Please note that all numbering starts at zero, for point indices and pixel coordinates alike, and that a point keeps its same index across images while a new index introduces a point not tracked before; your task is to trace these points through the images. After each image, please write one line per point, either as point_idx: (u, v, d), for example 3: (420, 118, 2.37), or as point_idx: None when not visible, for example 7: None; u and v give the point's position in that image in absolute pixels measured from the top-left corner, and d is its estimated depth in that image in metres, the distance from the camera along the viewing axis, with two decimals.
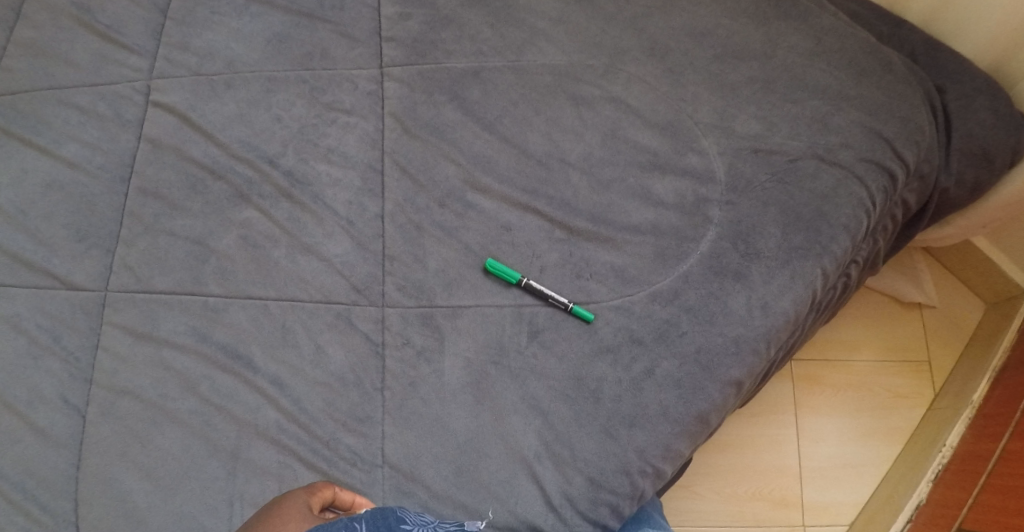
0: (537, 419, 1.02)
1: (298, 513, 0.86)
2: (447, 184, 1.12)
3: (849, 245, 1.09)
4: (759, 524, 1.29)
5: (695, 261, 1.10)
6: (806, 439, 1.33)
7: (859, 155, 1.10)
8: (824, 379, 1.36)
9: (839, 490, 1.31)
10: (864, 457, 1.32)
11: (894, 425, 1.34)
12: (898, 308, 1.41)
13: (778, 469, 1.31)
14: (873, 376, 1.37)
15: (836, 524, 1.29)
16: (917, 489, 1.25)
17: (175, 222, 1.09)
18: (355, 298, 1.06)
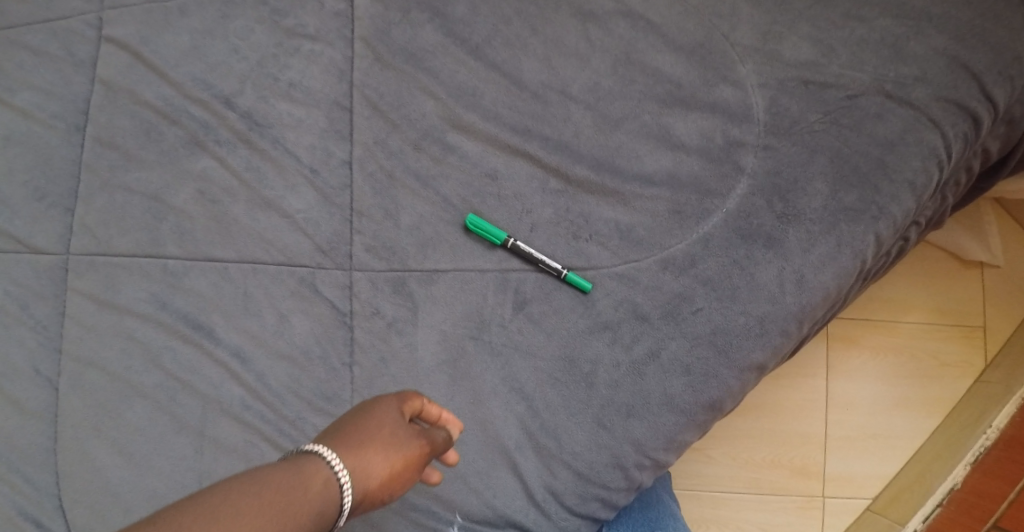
0: (520, 404, 0.90)
1: (389, 421, 0.66)
2: (425, 122, 0.96)
3: (911, 206, 0.88)
4: (775, 492, 1.19)
5: (718, 223, 0.92)
6: (835, 407, 1.19)
7: (935, 94, 0.87)
8: (863, 341, 1.20)
9: (865, 461, 1.19)
10: (899, 429, 1.19)
11: (936, 396, 1.19)
12: (954, 264, 1.21)
13: (801, 437, 1.19)
14: (920, 341, 1.20)
15: (858, 498, 1.18)
16: (952, 473, 1.13)
17: (133, 175, 0.98)
18: (320, 261, 0.94)
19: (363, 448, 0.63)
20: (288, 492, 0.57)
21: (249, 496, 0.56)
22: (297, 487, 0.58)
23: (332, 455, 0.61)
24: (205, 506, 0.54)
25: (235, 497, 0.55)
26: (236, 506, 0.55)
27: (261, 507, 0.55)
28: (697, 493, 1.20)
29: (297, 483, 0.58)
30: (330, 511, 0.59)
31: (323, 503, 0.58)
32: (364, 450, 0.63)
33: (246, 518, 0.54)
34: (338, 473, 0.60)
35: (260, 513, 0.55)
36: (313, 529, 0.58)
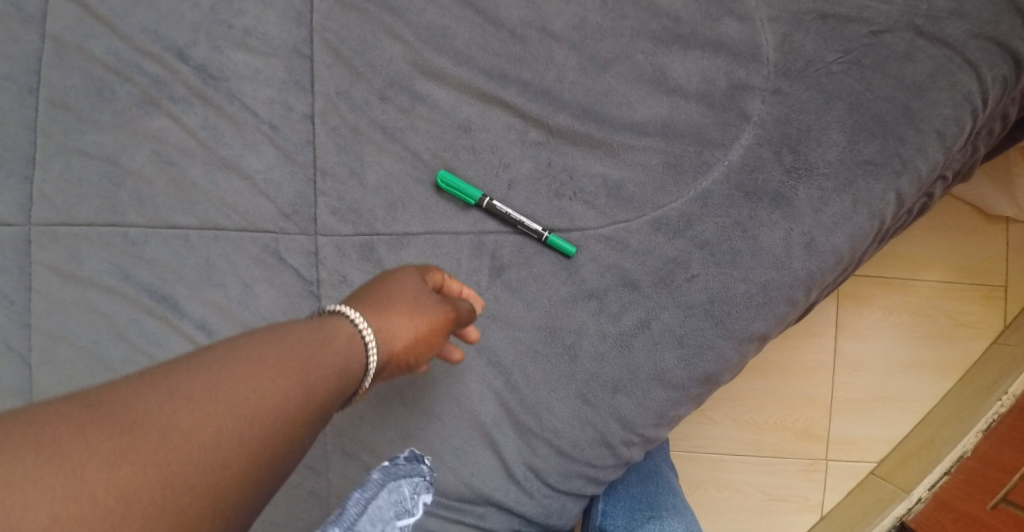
0: (498, 379, 0.83)
1: (412, 290, 0.66)
2: (391, 69, 0.87)
3: (938, 160, 0.79)
4: (776, 455, 1.15)
5: (719, 178, 0.82)
6: (842, 368, 1.15)
7: (972, 30, 0.78)
8: (875, 299, 1.15)
9: (873, 424, 1.15)
10: (909, 391, 1.15)
11: (949, 357, 1.15)
12: (979, 219, 1.14)
13: (806, 399, 1.15)
14: (936, 300, 1.15)
15: (863, 462, 1.15)
16: (963, 440, 1.09)
17: (88, 138, 0.91)
18: (284, 226, 0.87)
19: (387, 311, 0.62)
20: (312, 345, 0.55)
21: (272, 343, 0.53)
22: (321, 341, 0.56)
23: (356, 314, 0.60)
24: (228, 347, 0.52)
25: (258, 341, 0.53)
26: (258, 351, 0.52)
27: (287, 354, 0.53)
28: (696, 455, 1.16)
29: (322, 336, 0.56)
30: (356, 368, 0.57)
31: (349, 359, 0.57)
32: (388, 313, 0.62)
33: (269, 361, 0.52)
34: (363, 330, 0.59)
35: (284, 359, 0.53)
36: (340, 382, 0.56)
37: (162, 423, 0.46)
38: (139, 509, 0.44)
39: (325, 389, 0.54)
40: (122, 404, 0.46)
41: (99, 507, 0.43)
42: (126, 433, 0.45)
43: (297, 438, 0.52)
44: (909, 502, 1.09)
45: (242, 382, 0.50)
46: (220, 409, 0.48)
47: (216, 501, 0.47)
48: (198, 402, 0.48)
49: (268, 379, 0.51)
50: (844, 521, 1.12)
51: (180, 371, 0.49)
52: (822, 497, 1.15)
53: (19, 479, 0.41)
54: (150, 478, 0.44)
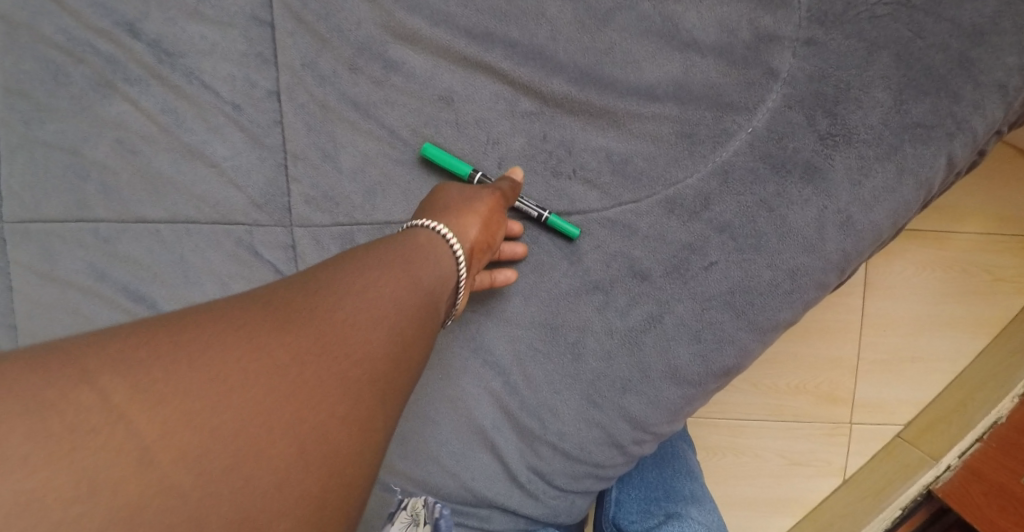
0: (496, 380, 0.76)
1: (459, 192, 0.67)
2: (360, 34, 0.76)
3: (995, 118, 0.67)
4: (798, 420, 1.06)
5: (742, 147, 0.72)
6: (869, 328, 1.04)
7: None
8: (904, 253, 1.02)
9: (899, 387, 1.05)
10: (938, 351, 1.04)
11: (982, 315, 1.03)
12: None
13: (830, 362, 1.05)
14: (972, 254, 1.02)
15: (888, 425, 1.05)
16: (998, 405, 0.99)
17: (48, 128, 0.81)
18: (256, 218, 0.80)
19: (448, 212, 0.63)
20: (419, 249, 0.58)
21: (384, 244, 0.57)
22: (423, 245, 0.58)
23: (427, 222, 0.61)
24: (351, 251, 0.56)
25: (370, 245, 0.57)
26: (376, 249, 0.56)
27: (400, 250, 0.56)
28: (713, 421, 1.07)
29: (420, 241, 0.59)
30: (448, 264, 0.59)
31: (445, 260, 0.59)
32: (451, 212, 0.64)
33: (388, 255, 0.55)
34: (440, 231, 0.60)
35: (399, 254, 0.56)
36: (444, 273, 0.58)
37: (315, 301, 0.50)
38: (318, 374, 0.47)
39: (437, 288, 0.57)
40: (278, 292, 0.50)
41: (285, 369, 0.46)
42: (291, 312, 0.48)
43: (428, 326, 0.55)
44: (939, 470, 1.00)
45: (373, 270, 0.53)
46: (363, 295, 0.51)
47: (380, 372, 0.50)
48: (340, 284, 0.51)
49: (393, 267, 0.54)
50: (868, 486, 1.04)
51: (315, 269, 0.53)
52: (845, 461, 1.06)
53: (212, 342, 0.45)
54: (319, 350, 0.47)
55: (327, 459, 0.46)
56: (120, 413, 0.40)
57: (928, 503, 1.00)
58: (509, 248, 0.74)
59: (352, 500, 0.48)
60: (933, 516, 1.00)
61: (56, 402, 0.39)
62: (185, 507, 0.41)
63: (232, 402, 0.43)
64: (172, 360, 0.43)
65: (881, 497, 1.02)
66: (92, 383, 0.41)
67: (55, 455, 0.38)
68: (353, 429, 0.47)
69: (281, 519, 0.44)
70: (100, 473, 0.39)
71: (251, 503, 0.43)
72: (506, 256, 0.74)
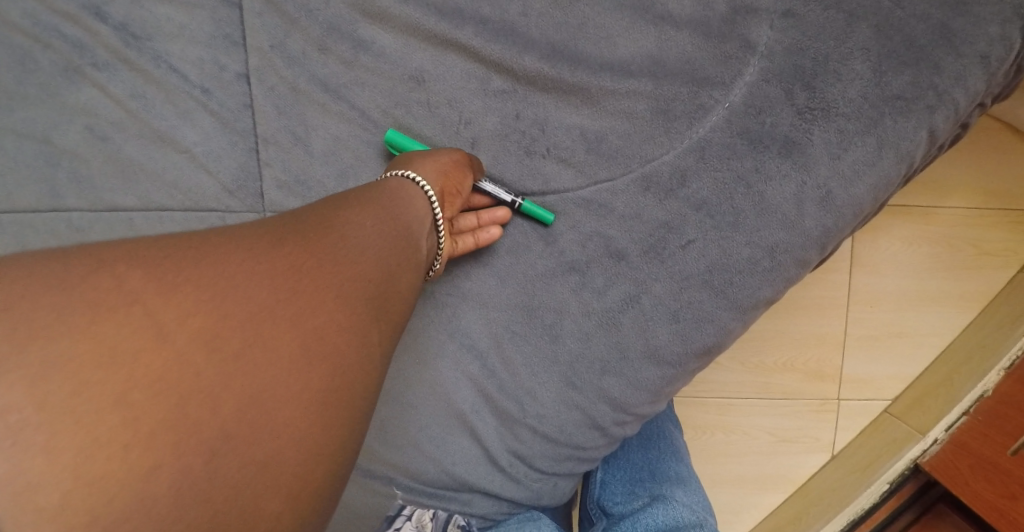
0: (474, 363, 0.75)
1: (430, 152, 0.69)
2: (328, 13, 0.75)
3: (976, 90, 0.66)
4: (787, 396, 1.05)
5: (719, 123, 0.70)
6: (858, 303, 1.03)
7: None
8: (893, 229, 1.01)
9: (888, 361, 1.04)
10: (926, 326, 1.03)
11: (970, 290, 1.02)
12: (1011, 135, 0.98)
13: (819, 337, 1.04)
14: (959, 228, 1.00)
15: (877, 400, 1.05)
16: (985, 379, 0.98)
17: (16, 115, 0.78)
18: (229, 204, 0.79)
19: (419, 163, 0.66)
20: (399, 194, 0.62)
21: (366, 190, 0.61)
22: (401, 187, 0.63)
23: (406, 172, 0.65)
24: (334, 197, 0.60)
25: (351, 192, 0.60)
26: (357, 194, 0.60)
27: (380, 195, 0.61)
28: (701, 400, 1.06)
29: (401, 186, 0.63)
30: (422, 201, 0.63)
31: (423, 206, 0.63)
32: (425, 163, 0.67)
33: (370, 197, 0.60)
34: (412, 178, 0.64)
35: (378, 198, 0.61)
36: (418, 214, 0.62)
37: (305, 227, 0.53)
38: (312, 282, 0.50)
39: (418, 227, 0.62)
40: (273, 223, 0.54)
41: (283, 274, 0.49)
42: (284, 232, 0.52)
43: (408, 261, 0.59)
44: (926, 444, 1.00)
45: (356, 210, 0.58)
46: (347, 225, 0.55)
47: (368, 291, 0.53)
48: (328, 218, 0.55)
49: (374, 209, 0.59)
50: (856, 462, 1.03)
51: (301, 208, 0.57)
52: (833, 437, 1.05)
53: (214, 252, 0.48)
54: (313, 265, 0.51)
55: (325, 358, 0.48)
56: (134, 296, 0.43)
57: (914, 478, 1.01)
58: (488, 213, 0.73)
59: (346, 399, 0.49)
60: (921, 490, 1.01)
61: (73, 284, 0.42)
62: (194, 382, 0.42)
63: (236, 297, 0.46)
64: (179, 261, 0.46)
65: (869, 471, 1.01)
66: (107, 269, 0.44)
67: (73, 327, 0.40)
68: (348, 335, 0.50)
69: (286, 405, 0.46)
70: (115, 342, 0.41)
71: (257, 390, 0.45)
72: (487, 221, 0.73)
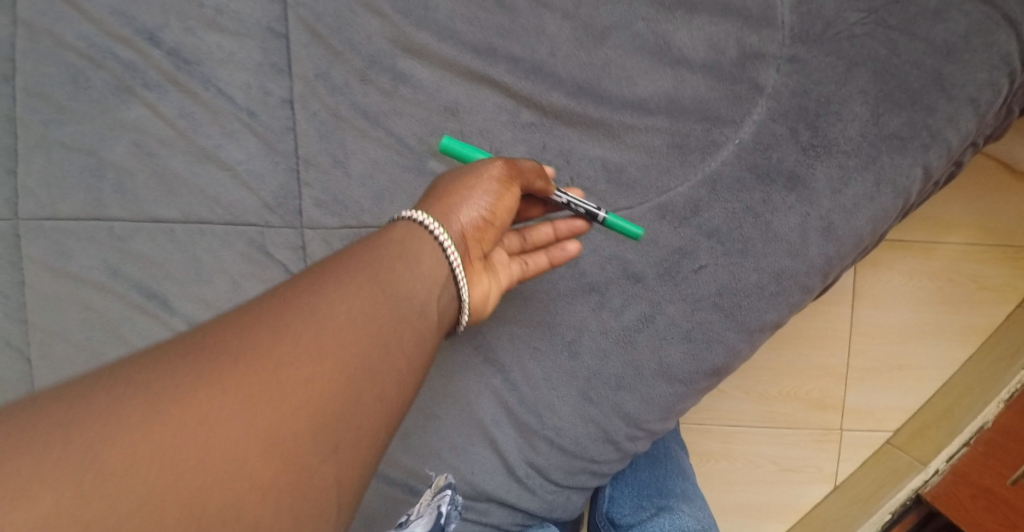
0: (496, 378, 0.80)
1: (462, 179, 0.63)
2: (371, 47, 0.81)
3: (968, 131, 0.72)
4: (790, 426, 1.09)
5: (729, 158, 0.76)
6: (860, 335, 1.08)
7: None
8: (894, 264, 1.06)
9: (889, 393, 1.09)
10: (925, 358, 1.08)
11: (970, 323, 1.07)
12: (1008, 175, 1.04)
13: (821, 369, 1.08)
14: (958, 264, 1.06)
15: (878, 431, 1.09)
16: (984, 411, 1.03)
17: (65, 129, 0.85)
18: (269, 220, 0.84)
19: (446, 205, 0.61)
20: (393, 258, 0.56)
21: (344, 267, 0.53)
22: (405, 237, 0.58)
23: (423, 217, 0.59)
24: (304, 277, 0.52)
25: (329, 268, 0.53)
26: (331, 274, 0.52)
27: (358, 275, 0.53)
28: (707, 428, 1.10)
29: (394, 252, 0.56)
30: (428, 258, 0.57)
31: (433, 252, 0.58)
32: (452, 202, 0.62)
33: (344, 282, 0.52)
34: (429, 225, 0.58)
35: (356, 280, 0.53)
36: (410, 291, 0.55)
37: (240, 348, 0.46)
38: (250, 421, 0.44)
39: (412, 294, 0.55)
40: (207, 337, 0.47)
41: (189, 431, 0.42)
42: (228, 348, 0.46)
43: (388, 360, 0.52)
44: (927, 475, 1.04)
45: (318, 306, 0.50)
46: (311, 321, 0.49)
47: (310, 429, 0.46)
48: (276, 327, 0.48)
49: (342, 302, 0.51)
50: (857, 492, 1.07)
51: (253, 306, 0.49)
52: (835, 467, 1.09)
53: (109, 407, 0.42)
54: (239, 408, 0.44)
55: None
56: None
57: (916, 508, 1.04)
58: (566, 224, 0.74)
59: None
60: (922, 521, 1.04)
61: None
62: None
63: (127, 476, 0.40)
64: (59, 433, 0.40)
65: (871, 502, 1.05)
66: None
67: None
68: (271, 494, 0.44)
69: None
70: None
71: None
72: (566, 231, 0.74)
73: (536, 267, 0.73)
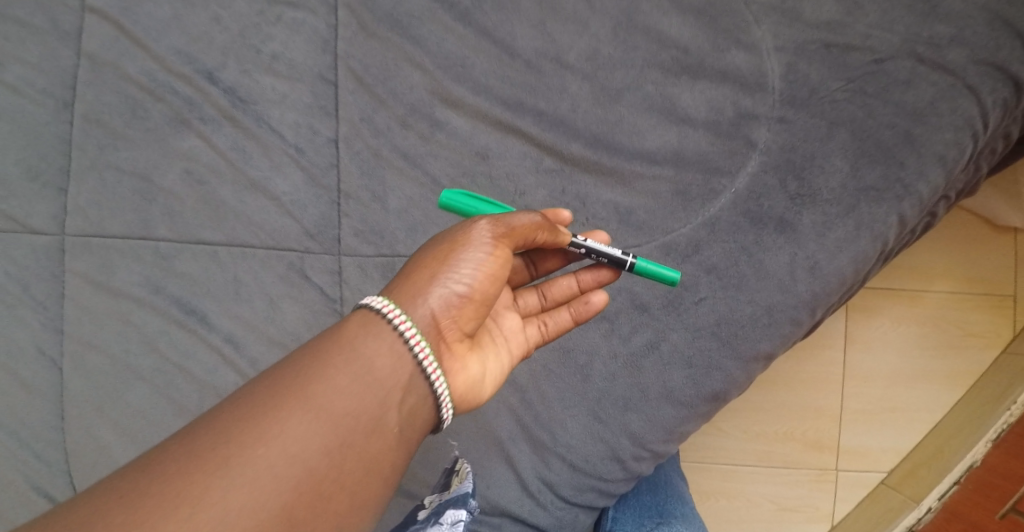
0: (513, 396, 0.87)
1: (435, 261, 0.64)
2: (412, 97, 0.91)
3: (940, 184, 0.82)
4: (787, 465, 1.17)
5: (727, 204, 0.86)
6: (853, 379, 1.16)
7: (975, 56, 0.81)
8: (884, 311, 1.16)
9: (882, 434, 1.16)
10: (916, 402, 1.16)
11: (959, 368, 1.15)
12: (989, 229, 1.14)
13: (817, 411, 1.16)
14: (944, 311, 1.15)
15: (874, 471, 1.16)
16: (972, 450, 1.09)
17: (121, 154, 0.95)
18: (308, 246, 0.91)
19: (416, 292, 0.63)
20: (338, 375, 0.57)
21: (287, 390, 0.56)
22: (362, 325, 0.60)
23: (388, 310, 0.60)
24: (248, 403, 0.56)
25: (273, 390, 0.56)
26: (272, 403, 0.55)
27: (300, 401, 0.56)
28: (705, 466, 1.18)
29: (341, 366, 0.58)
30: (382, 366, 0.59)
31: (392, 341, 0.60)
32: (424, 288, 0.63)
33: (282, 412, 0.55)
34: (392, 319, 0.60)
35: (297, 407, 0.55)
36: (355, 411, 0.57)
37: (168, 494, 0.51)
38: None
39: (363, 410, 0.57)
40: (143, 480, 0.52)
41: None
42: (155, 496, 0.51)
43: (318, 491, 0.54)
44: (920, 512, 1.09)
45: (252, 441, 0.53)
46: (239, 465, 0.52)
47: None
48: (204, 469, 0.52)
49: (278, 436, 0.54)
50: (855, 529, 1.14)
51: (194, 440, 0.54)
52: (832, 506, 1.16)
53: None
54: None
55: None
56: None
57: None
58: (588, 276, 0.79)
59: None
60: None
61: None
62: None
63: None
64: None
65: None
66: None
67: None
68: None
69: None
70: None
71: None
72: (591, 282, 0.80)
73: (560, 323, 0.78)
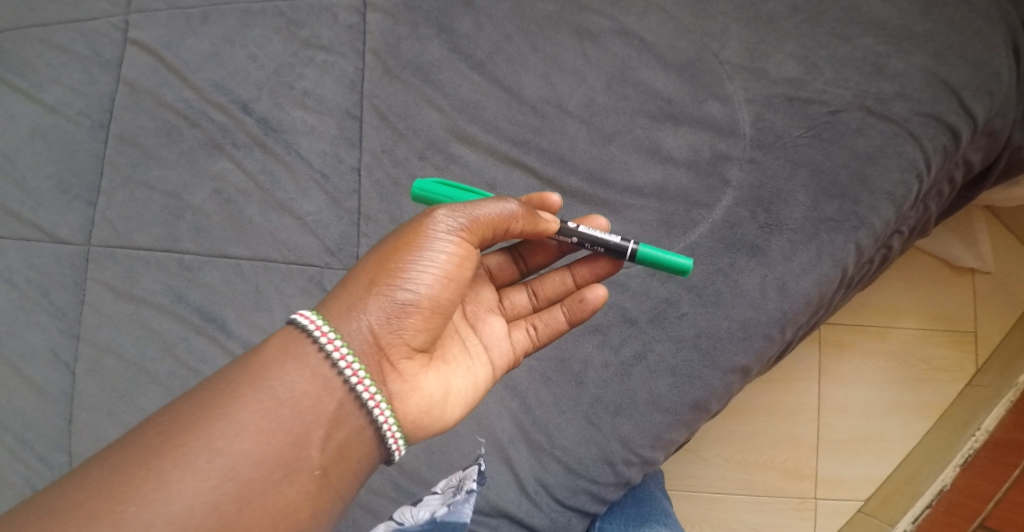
0: (513, 402, 0.96)
1: (365, 279, 0.71)
2: (429, 133, 1.03)
3: (892, 216, 0.95)
4: (768, 493, 1.26)
5: (705, 232, 0.98)
6: (827, 410, 1.27)
7: (916, 109, 0.96)
8: (854, 346, 1.28)
9: (857, 462, 1.25)
10: (888, 432, 1.26)
11: (927, 399, 1.26)
12: (948, 271, 1.29)
13: (795, 441, 1.26)
14: (909, 346, 1.28)
15: (851, 500, 1.24)
16: (941, 474, 1.19)
17: (152, 173, 1.03)
18: (328, 261, 0.99)
19: (346, 312, 0.70)
20: (259, 404, 0.65)
21: (212, 419, 0.64)
22: (289, 350, 0.67)
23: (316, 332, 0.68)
24: (175, 427, 0.64)
25: (200, 415, 0.64)
26: (197, 429, 0.63)
27: (223, 430, 0.63)
28: (691, 495, 1.28)
29: (264, 396, 0.65)
30: (302, 397, 0.66)
31: (317, 368, 0.67)
32: (355, 308, 0.70)
33: (205, 438, 0.63)
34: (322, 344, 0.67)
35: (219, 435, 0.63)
36: (272, 443, 0.64)
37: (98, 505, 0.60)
38: None
39: (278, 449, 0.64)
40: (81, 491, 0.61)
41: None
42: (86, 507, 0.60)
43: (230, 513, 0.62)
44: None
45: (175, 465, 0.61)
46: (160, 486, 0.61)
47: None
48: (130, 486, 0.60)
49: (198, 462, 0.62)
50: None
51: (126, 458, 0.62)
52: None
53: None
54: None
55: None
56: None
57: None
58: (586, 270, 0.88)
59: None
60: None
61: None
62: None
63: None
64: None
65: None
66: None
67: None
68: None
69: None
70: None
71: None
72: (587, 274, 0.88)
73: (554, 319, 0.87)
